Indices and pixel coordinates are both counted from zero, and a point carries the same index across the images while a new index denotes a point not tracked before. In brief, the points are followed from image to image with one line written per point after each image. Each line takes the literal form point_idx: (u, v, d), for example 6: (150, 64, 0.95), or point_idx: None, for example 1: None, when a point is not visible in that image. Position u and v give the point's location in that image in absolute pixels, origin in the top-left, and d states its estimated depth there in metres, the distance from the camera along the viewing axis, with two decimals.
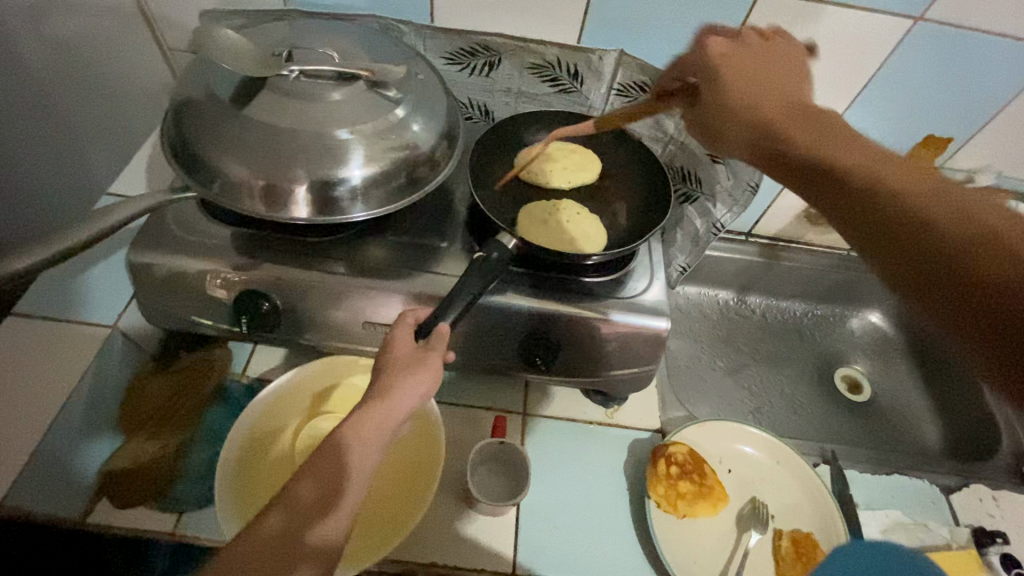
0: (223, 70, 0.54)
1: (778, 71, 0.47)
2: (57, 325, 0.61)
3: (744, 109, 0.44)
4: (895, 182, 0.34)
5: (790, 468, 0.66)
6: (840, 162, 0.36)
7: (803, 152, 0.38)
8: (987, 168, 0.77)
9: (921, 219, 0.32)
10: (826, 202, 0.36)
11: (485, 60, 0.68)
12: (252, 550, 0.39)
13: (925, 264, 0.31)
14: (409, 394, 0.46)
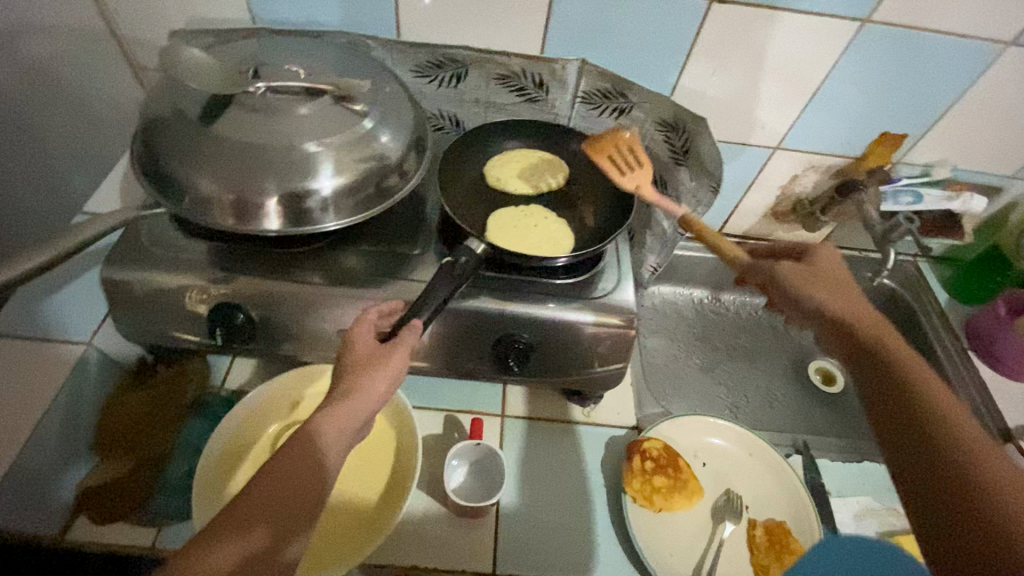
0: (191, 88, 0.55)
1: (839, 278, 0.50)
2: (31, 344, 0.61)
3: (830, 286, 0.49)
4: (960, 452, 0.37)
5: (764, 459, 0.67)
6: (912, 409, 0.39)
7: (884, 388, 0.41)
8: (942, 162, 0.80)
9: (957, 440, 0.37)
10: (874, 391, 0.42)
11: (452, 72, 0.70)
12: (230, 547, 0.37)
13: (941, 474, 0.37)
14: (376, 393, 0.47)
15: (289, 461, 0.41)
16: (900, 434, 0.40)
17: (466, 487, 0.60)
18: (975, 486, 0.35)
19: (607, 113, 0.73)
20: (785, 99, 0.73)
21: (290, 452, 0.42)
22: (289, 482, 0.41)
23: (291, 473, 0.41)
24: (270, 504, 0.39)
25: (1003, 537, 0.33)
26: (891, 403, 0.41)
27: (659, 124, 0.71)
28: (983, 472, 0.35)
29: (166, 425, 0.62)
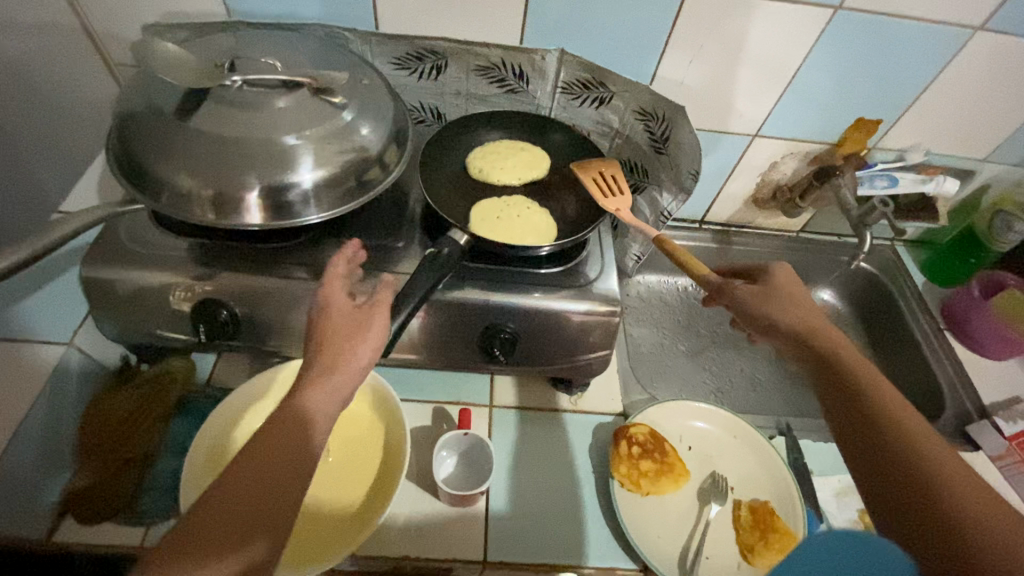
0: (166, 83, 0.54)
1: (796, 299, 0.52)
2: (11, 347, 0.60)
3: (803, 320, 0.50)
4: (916, 468, 0.38)
5: (748, 441, 0.68)
6: (868, 427, 0.41)
7: (841, 408, 0.43)
8: (916, 147, 0.82)
9: (932, 478, 0.37)
10: (848, 426, 0.42)
11: (432, 64, 0.70)
12: (234, 522, 0.37)
13: (919, 516, 0.36)
14: (362, 353, 0.46)
15: (280, 467, 0.40)
16: (878, 472, 0.39)
17: (455, 477, 0.61)
18: (956, 531, 0.35)
19: (589, 103, 0.73)
20: (762, 86, 0.74)
21: (280, 456, 0.40)
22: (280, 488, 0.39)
23: (283, 478, 0.39)
24: (261, 513, 0.38)
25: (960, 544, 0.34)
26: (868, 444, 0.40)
27: (638, 114, 0.71)
28: (964, 518, 0.35)
29: (151, 424, 0.62)
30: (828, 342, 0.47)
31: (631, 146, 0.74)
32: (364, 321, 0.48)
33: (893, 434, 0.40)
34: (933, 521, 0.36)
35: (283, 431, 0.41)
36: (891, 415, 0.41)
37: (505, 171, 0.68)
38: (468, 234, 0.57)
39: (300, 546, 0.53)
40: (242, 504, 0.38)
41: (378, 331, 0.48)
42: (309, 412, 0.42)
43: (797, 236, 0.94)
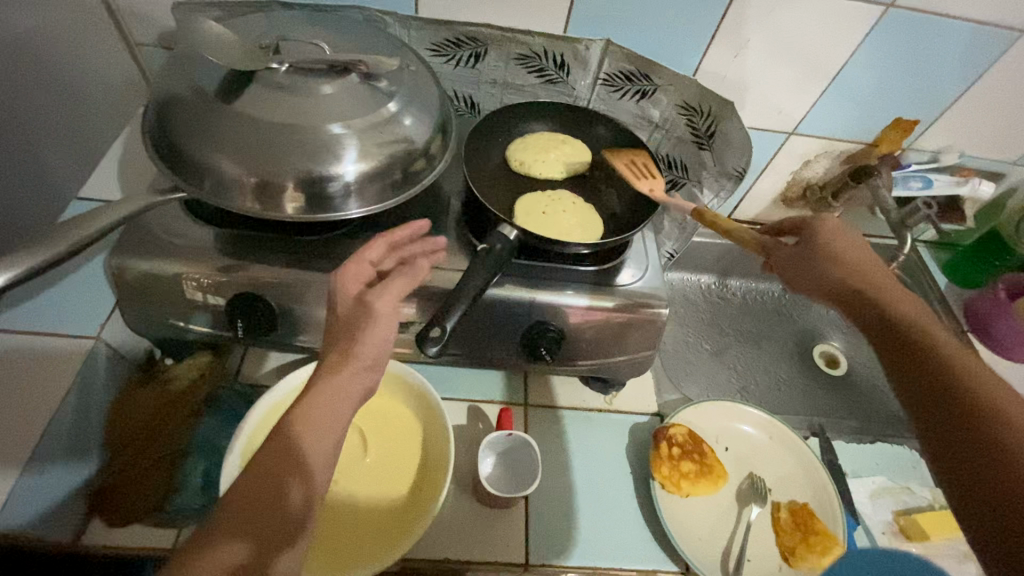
0: (207, 64, 0.52)
1: (859, 248, 0.51)
2: (34, 340, 0.58)
3: (848, 265, 0.50)
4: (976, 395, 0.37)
5: (785, 444, 0.68)
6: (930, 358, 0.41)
7: (903, 342, 0.43)
8: (950, 148, 0.82)
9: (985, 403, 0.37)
10: (890, 349, 0.43)
11: (471, 52, 0.68)
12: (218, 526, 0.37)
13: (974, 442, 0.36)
14: (374, 344, 0.44)
15: (268, 472, 0.39)
16: (915, 385, 0.41)
17: (495, 477, 0.60)
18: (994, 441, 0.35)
19: (629, 96, 0.72)
20: (804, 83, 0.73)
21: (267, 460, 0.39)
22: (267, 489, 0.38)
23: (268, 482, 0.38)
24: (248, 518, 0.37)
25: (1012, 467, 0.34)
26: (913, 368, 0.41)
27: (682, 108, 0.71)
28: (1000, 419, 0.36)
29: (181, 420, 0.59)
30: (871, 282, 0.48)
31: (671, 140, 0.74)
32: (369, 312, 0.45)
33: (936, 358, 0.40)
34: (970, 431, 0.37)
35: (274, 436, 0.40)
36: (928, 339, 0.42)
37: (546, 164, 0.67)
38: (518, 229, 0.56)
39: (345, 550, 0.51)
40: (234, 508, 0.37)
41: (385, 322, 0.45)
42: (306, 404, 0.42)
43: None
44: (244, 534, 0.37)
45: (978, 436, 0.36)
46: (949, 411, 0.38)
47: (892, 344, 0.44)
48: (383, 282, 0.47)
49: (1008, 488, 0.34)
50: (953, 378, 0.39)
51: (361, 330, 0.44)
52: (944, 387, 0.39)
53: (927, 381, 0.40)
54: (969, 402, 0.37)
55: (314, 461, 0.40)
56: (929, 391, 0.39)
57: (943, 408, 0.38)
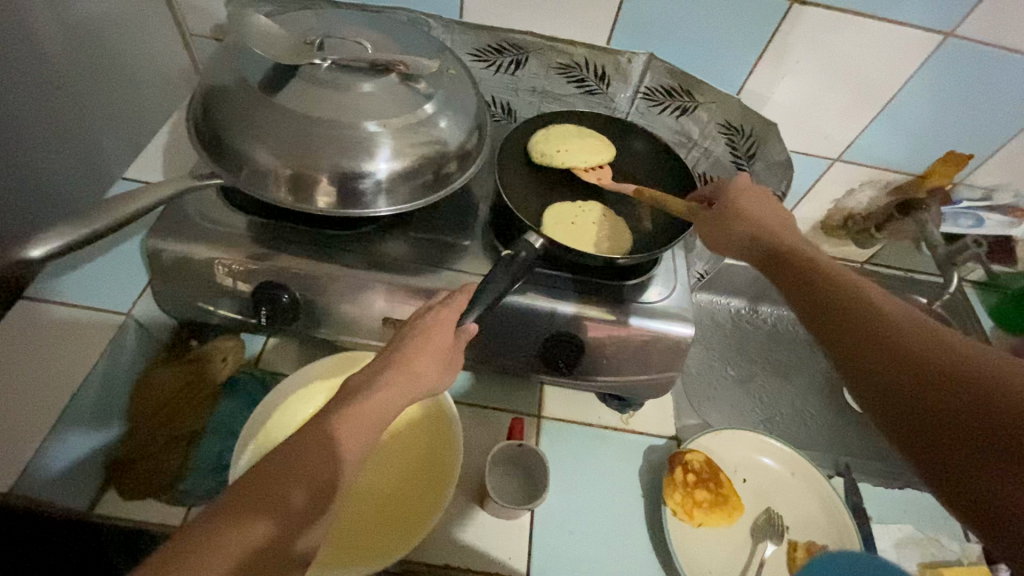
0: (254, 56, 0.53)
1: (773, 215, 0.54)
2: (72, 310, 0.60)
3: (754, 224, 0.53)
4: (885, 322, 0.37)
5: (808, 480, 0.65)
6: (838, 296, 0.40)
7: (814, 287, 0.42)
8: (1004, 187, 0.78)
9: (891, 327, 0.36)
10: (802, 298, 0.43)
11: (512, 58, 0.68)
12: (249, 493, 0.36)
13: (898, 365, 0.35)
14: (429, 359, 0.47)
15: (299, 459, 0.38)
16: (826, 325, 0.40)
17: (502, 486, 0.59)
18: (915, 361, 0.34)
19: (670, 111, 0.71)
20: (853, 110, 0.70)
21: (300, 447, 0.39)
22: (295, 472, 0.38)
23: (298, 460, 0.38)
24: (277, 495, 0.37)
25: (934, 382, 0.33)
26: (825, 310, 0.40)
27: (723, 127, 0.69)
28: (910, 340, 0.35)
29: (200, 400, 0.60)
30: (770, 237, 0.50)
31: (709, 159, 0.71)
32: (424, 345, 0.47)
33: (822, 283, 0.42)
34: (891, 357, 0.35)
35: (319, 423, 0.41)
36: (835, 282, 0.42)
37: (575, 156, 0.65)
38: (545, 238, 0.55)
39: (349, 546, 0.51)
40: (261, 489, 0.37)
41: (442, 332, 0.48)
42: (357, 398, 0.43)
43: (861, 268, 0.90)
44: (270, 513, 0.36)
45: (867, 340, 0.37)
46: (836, 324, 0.39)
47: (790, 281, 0.45)
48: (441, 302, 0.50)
49: (937, 409, 0.32)
50: (841, 294, 0.40)
51: (412, 352, 0.46)
52: (831, 302, 0.40)
53: (817, 301, 0.41)
54: (879, 329, 0.37)
55: (343, 447, 0.40)
56: (822, 312, 0.40)
57: (830, 323, 0.39)
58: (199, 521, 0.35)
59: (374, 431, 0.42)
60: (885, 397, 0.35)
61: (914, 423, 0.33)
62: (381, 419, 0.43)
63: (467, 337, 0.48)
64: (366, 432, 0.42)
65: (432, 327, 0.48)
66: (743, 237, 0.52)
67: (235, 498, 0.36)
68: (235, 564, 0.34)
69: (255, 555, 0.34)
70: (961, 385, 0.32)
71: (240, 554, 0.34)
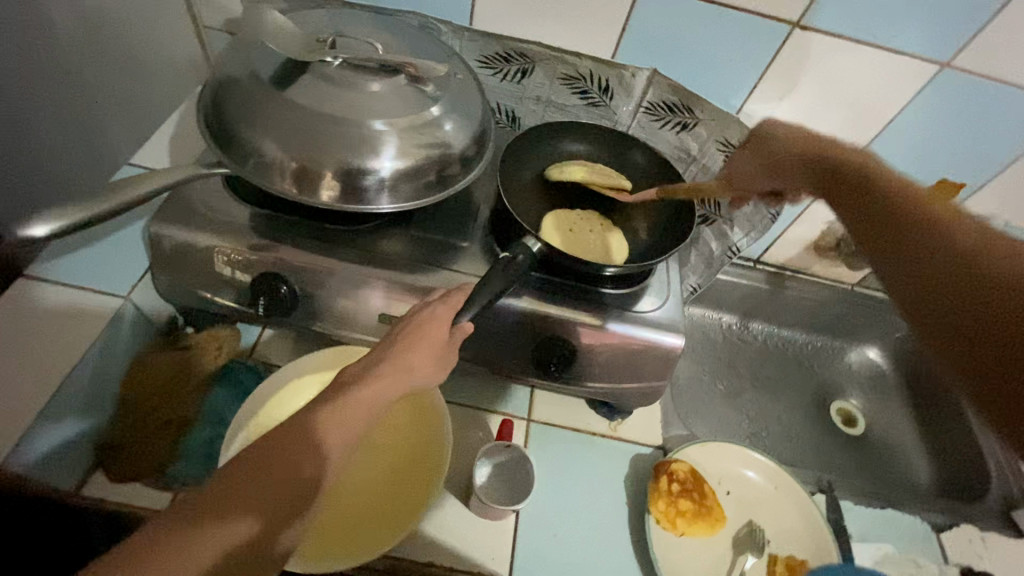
0: (267, 50, 0.54)
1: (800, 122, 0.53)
2: (71, 291, 0.60)
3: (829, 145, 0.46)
4: (925, 213, 0.35)
5: (790, 495, 0.66)
6: (874, 183, 0.39)
7: (854, 171, 0.42)
8: (995, 218, 0.80)
9: (925, 219, 0.35)
10: (836, 190, 0.42)
11: (519, 67, 0.70)
12: (229, 487, 0.37)
13: (922, 250, 0.34)
14: (420, 358, 0.47)
15: (285, 458, 0.38)
16: (861, 218, 0.39)
17: (489, 486, 0.59)
18: (944, 251, 0.33)
19: (671, 126, 0.72)
20: (849, 133, 0.72)
21: (285, 444, 0.39)
22: (279, 470, 0.38)
23: (281, 456, 0.38)
24: (256, 492, 0.37)
25: (972, 270, 0.32)
26: (859, 200, 0.39)
27: (722, 144, 0.71)
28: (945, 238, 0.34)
29: (192, 387, 0.61)
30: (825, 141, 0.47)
31: (706, 175, 0.73)
32: (418, 342, 0.47)
33: (880, 185, 0.39)
34: (913, 247, 0.35)
35: (307, 415, 0.41)
36: (877, 177, 0.39)
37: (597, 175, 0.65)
38: (542, 242, 0.56)
39: (335, 539, 0.51)
40: (242, 484, 0.37)
41: (436, 331, 0.48)
42: (352, 392, 0.43)
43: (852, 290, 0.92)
44: (252, 511, 0.36)
45: (908, 225, 0.36)
46: (877, 213, 0.38)
47: (846, 190, 0.41)
48: (435, 302, 0.51)
49: (980, 292, 0.31)
50: (873, 194, 0.39)
51: (405, 349, 0.47)
52: (894, 202, 0.37)
53: (853, 182, 0.41)
54: (910, 216, 0.36)
55: (328, 445, 0.40)
56: (862, 207, 0.39)
57: (868, 213, 0.38)
58: (180, 513, 0.35)
59: (361, 429, 0.42)
60: (900, 281, 0.35)
61: (975, 335, 0.30)
62: (370, 413, 0.43)
63: (461, 335, 0.49)
64: (352, 429, 0.42)
65: (425, 324, 0.49)
66: (790, 154, 0.49)
67: (216, 493, 0.36)
68: (210, 558, 0.34)
69: (231, 553, 0.34)
70: (1003, 271, 0.31)
71: (215, 552, 0.34)
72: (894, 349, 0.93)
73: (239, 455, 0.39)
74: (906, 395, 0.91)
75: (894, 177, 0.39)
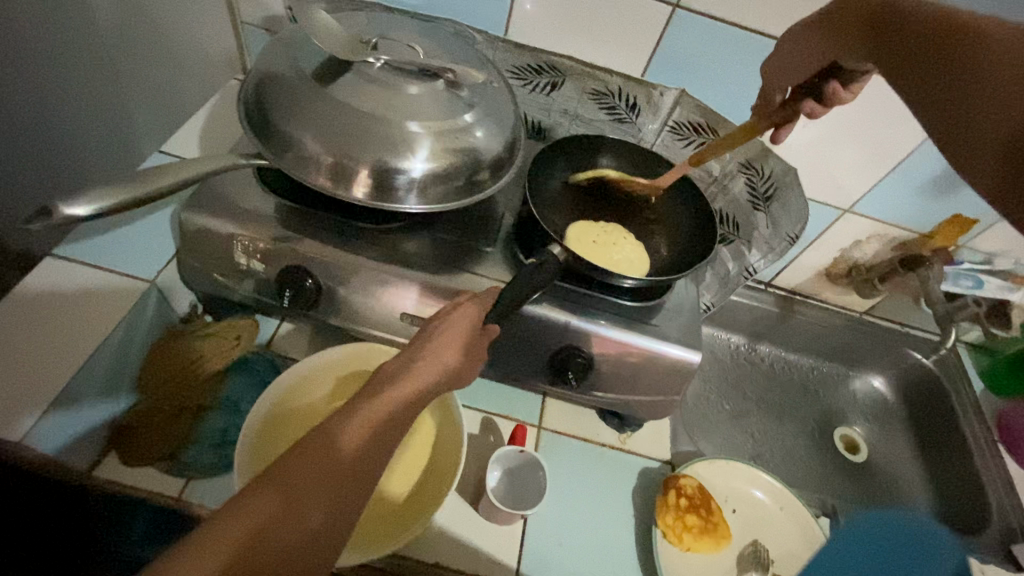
0: (311, 47, 0.55)
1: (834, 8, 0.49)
2: (96, 272, 0.61)
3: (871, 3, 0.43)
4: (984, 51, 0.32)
5: (795, 516, 0.67)
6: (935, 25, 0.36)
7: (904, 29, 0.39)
8: (1004, 254, 0.83)
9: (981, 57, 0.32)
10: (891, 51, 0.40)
11: (549, 80, 0.71)
12: (296, 478, 0.35)
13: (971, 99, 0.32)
14: (457, 358, 0.48)
15: (316, 447, 0.37)
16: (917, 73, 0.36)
17: (499, 490, 0.60)
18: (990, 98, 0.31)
19: (694, 147, 0.73)
20: (868, 163, 0.74)
21: (316, 437, 0.38)
22: (312, 460, 0.36)
23: (340, 449, 0.38)
24: (320, 484, 0.36)
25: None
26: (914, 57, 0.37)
27: (744, 166, 0.72)
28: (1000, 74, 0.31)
29: (207, 376, 0.61)
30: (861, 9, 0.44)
31: (726, 196, 0.74)
32: (449, 338, 0.48)
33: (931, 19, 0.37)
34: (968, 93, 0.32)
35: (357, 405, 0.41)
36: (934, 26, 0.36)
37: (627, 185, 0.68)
38: (565, 249, 0.57)
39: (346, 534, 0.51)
40: (304, 476, 0.36)
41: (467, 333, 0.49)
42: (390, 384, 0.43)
43: (859, 318, 0.93)
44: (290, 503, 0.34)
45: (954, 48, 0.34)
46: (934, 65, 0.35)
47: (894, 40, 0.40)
48: (466, 304, 0.51)
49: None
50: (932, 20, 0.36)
51: (435, 344, 0.48)
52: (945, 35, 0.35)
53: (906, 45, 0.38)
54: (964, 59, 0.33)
55: (359, 433, 0.39)
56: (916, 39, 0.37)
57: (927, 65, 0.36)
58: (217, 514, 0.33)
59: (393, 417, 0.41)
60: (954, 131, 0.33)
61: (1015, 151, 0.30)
62: (410, 407, 0.43)
63: (488, 336, 0.51)
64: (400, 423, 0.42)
65: (457, 325, 0.49)
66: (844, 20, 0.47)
67: (281, 485, 0.35)
68: (281, 550, 0.33)
69: (301, 546, 0.34)
70: None
71: (290, 542, 0.34)
72: (899, 379, 0.94)
73: (298, 443, 0.37)
74: (909, 425, 0.92)
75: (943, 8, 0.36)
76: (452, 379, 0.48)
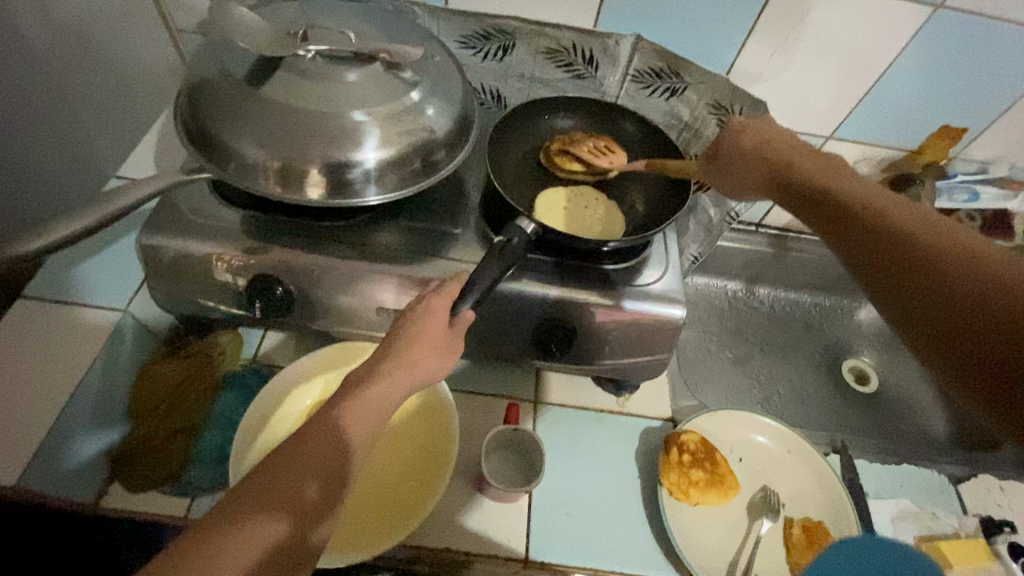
0: (238, 49, 0.53)
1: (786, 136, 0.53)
2: (69, 308, 0.61)
3: (793, 179, 0.48)
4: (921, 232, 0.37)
5: (803, 456, 0.66)
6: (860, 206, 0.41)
7: (833, 202, 0.43)
8: (999, 160, 0.79)
9: (915, 244, 0.37)
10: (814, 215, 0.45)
11: (499, 44, 0.69)
12: (263, 484, 0.37)
13: (910, 264, 0.37)
14: (428, 356, 0.47)
15: (279, 463, 0.38)
16: (852, 245, 0.41)
17: (500, 469, 0.59)
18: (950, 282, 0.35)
19: (659, 93, 0.71)
20: (844, 82, 0.71)
21: (287, 448, 0.39)
22: (304, 473, 0.38)
23: (310, 453, 0.39)
24: (283, 492, 0.37)
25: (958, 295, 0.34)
26: (836, 226, 0.42)
27: (713, 107, 0.69)
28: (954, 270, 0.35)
29: (199, 395, 0.61)
30: (794, 166, 0.48)
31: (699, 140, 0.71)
32: (417, 334, 0.47)
33: (898, 247, 0.37)
34: (913, 268, 0.36)
35: (321, 418, 0.41)
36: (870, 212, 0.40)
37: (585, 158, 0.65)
38: (536, 223, 0.55)
39: (351, 532, 0.52)
40: (271, 486, 0.37)
41: (438, 323, 0.48)
42: (359, 389, 0.43)
43: None
44: (284, 516, 0.36)
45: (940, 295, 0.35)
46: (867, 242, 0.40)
47: (855, 241, 0.40)
48: (429, 298, 0.50)
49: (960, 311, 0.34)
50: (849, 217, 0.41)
51: (406, 340, 0.47)
52: (912, 269, 0.36)
53: (833, 217, 0.43)
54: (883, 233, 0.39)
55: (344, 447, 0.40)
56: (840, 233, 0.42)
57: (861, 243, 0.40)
58: (202, 522, 0.35)
59: (372, 424, 0.42)
60: (913, 312, 0.36)
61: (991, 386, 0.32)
62: (381, 410, 0.43)
63: (462, 323, 0.49)
64: (370, 424, 0.42)
65: (427, 314, 0.49)
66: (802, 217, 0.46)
67: (255, 497, 0.36)
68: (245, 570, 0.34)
69: (270, 559, 0.34)
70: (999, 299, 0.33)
71: (258, 556, 0.34)
72: None
73: (268, 455, 0.39)
74: None
75: (851, 199, 0.42)
76: (429, 377, 0.47)
